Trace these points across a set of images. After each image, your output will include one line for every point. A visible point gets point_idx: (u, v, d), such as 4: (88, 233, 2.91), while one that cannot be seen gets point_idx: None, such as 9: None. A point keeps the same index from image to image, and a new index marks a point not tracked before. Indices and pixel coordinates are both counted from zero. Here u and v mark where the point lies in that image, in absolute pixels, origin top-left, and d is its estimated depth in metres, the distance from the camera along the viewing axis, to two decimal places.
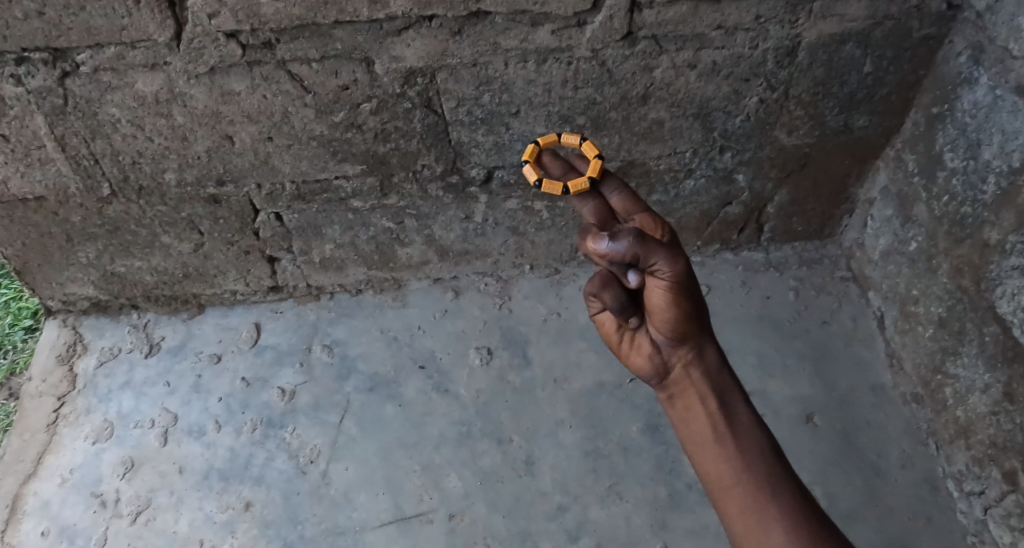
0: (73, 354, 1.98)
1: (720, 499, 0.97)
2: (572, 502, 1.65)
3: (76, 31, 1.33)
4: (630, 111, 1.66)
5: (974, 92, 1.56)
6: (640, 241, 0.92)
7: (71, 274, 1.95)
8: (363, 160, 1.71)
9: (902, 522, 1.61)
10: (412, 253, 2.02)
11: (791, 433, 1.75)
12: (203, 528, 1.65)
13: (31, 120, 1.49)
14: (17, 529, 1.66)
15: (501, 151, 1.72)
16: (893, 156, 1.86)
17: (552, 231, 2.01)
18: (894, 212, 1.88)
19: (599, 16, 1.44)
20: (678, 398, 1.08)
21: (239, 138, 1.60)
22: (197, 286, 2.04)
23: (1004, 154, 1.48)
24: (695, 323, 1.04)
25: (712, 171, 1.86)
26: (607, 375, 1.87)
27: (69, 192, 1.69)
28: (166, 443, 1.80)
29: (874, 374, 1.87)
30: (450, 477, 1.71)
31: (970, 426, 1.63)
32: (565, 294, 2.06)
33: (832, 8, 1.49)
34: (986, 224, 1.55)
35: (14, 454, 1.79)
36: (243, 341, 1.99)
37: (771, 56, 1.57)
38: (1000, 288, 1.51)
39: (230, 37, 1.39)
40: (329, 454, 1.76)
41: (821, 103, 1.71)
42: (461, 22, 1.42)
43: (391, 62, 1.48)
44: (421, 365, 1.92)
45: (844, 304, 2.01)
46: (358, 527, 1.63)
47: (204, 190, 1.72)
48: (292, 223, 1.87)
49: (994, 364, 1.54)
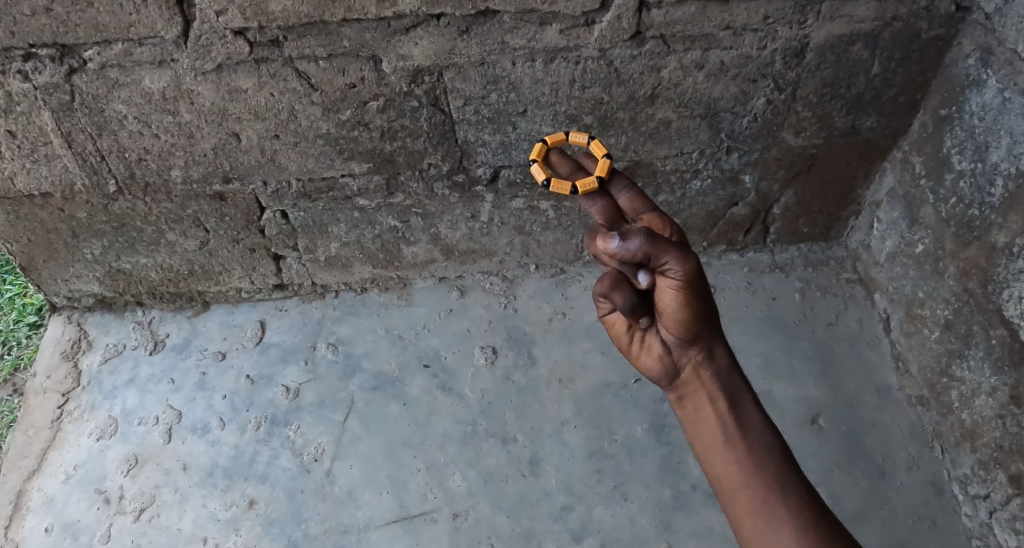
0: (78, 350, 1.98)
1: (729, 500, 0.97)
2: (576, 502, 1.65)
3: (84, 27, 1.33)
4: (638, 111, 1.66)
5: (982, 94, 1.55)
6: (651, 240, 0.93)
7: (76, 270, 1.95)
8: (369, 158, 1.71)
9: (908, 524, 1.60)
10: (418, 252, 2.02)
11: (797, 434, 1.75)
12: (207, 525, 1.65)
13: (37, 116, 1.49)
14: (22, 526, 1.67)
15: (507, 150, 1.72)
16: (900, 157, 1.85)
17: (559, 230, 2.01)
18: (901, 214, 1.88)
19: (607, 16, 1.43)
20: (688, 399, 1.07)
21: (246, 135, 1.60)
22: (202, 283, 2.03)
23: (1012, 156, 1.48)
24: (706, 322, 1.03)
25: (718, 171, 1.86)
26: (612, 375, 1.87)
27: (75, 188, 1.69)
28: (170, 440, 1.80)
29: (879, 376, 1.86)
30: (454, 476, 1.70)
31: (976, 429, 1.63)
32: (571, 294, 2.06)
33: (840, 9, 1.48)
34: (994, 227, 1.54)
35: (18, 450, 1.80)
36: (248, 338, 1.99)
37: (779, 56, 1.56)
38: (1007, 290, 1.50)
39: (237, 35, 1.38)
40: (333, 452, 1.76)
41: (829, 104, 1.70)
42: (469, 21, 1.42)
43: (399, 60, 1.47)
44: (426, 364, 1.91)
45: (849, 305, 2.01)
46: (362, 525, 1.63)
47: (211, 188, 1.72)
48: (298, 222, 1.87)
49: (1001, 367, 1.53)
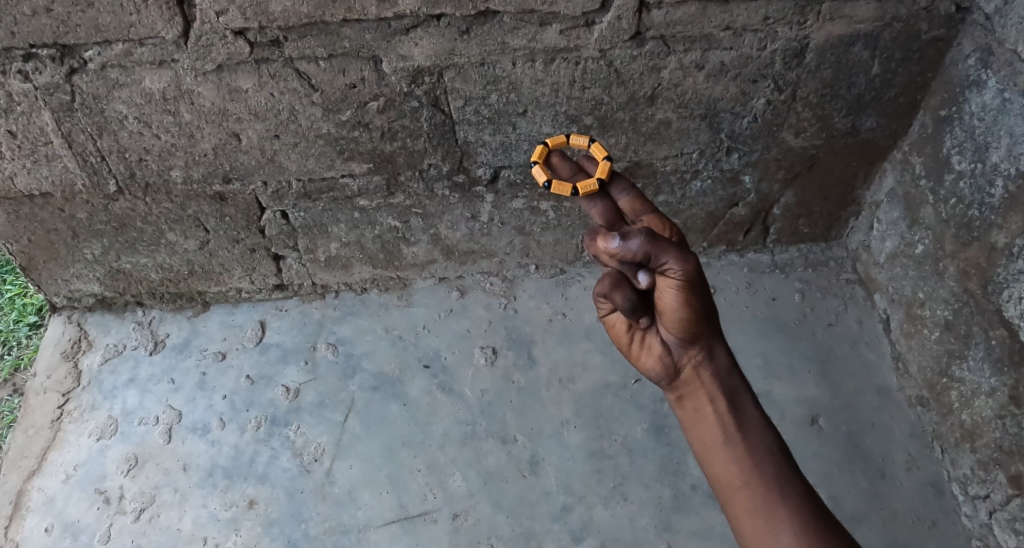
0: (78, 350, 1.98)
1: (729, 500, 0.97)
2: (577, 502, 1.65)
3: (84, 28, 1.33)
4: (638, 111, 1.66)
5: (982, 94, 1.55)
6: (651, 240, 0.93)
7: (76, 270, 1.95)
8: (369, 159, 1.71)
9: (907, 525, 1.60)
10: (418, 252, 2.02)
11: (797, 434, 1.75)
12: (207, 525, 1.65)
13: (38, 116, 1.49)
14: (22, 525, 1.67)
15: (507, 150, 1.72)
16: (900, 158, 1.86)
17: (559, 231, 2.01)
18: (901, 214, 1.88)
19: (607, 16, 1.43)
20: (688, 399, 1.07)
21: (246, 136, 1.60)
22: (202, 284, 2.04)
23: (1012, 157, 1.48)
24: (706, 323, 1.04)
25: (718, 172, 1.86)
26: (612, 376, 1.87)
27: (75, 189, 1.69)
28: (170, 440, 1.80)
29: (879, 376, 1.86)
30: (454, 476, 1.70)
31: (976, 430, 1.63)
32: (571, 294, 2.06)
33: (840, 9, 1.49)
34: (994, 228, 1.54)
35: (18, 450, 1.80)
36: (248, 338, 1.99)
37: (779, 57, 1.57)
38: (1007, 291, 1.50)
39: (237, 35, 1.38)
40: (333, 452, 1.76)
41: (828, 105, 1.70)
42: (469, 22, 1.42)
43: (399, 61, 1.47)
44: (426, 364, 1.91)
45: (849, 306, 2.01)
46: (362, 525, 1.63)
47: (211, 188, 1.72)
48: (298, 222, 1.87)
49: (1000, 368, 1.53)
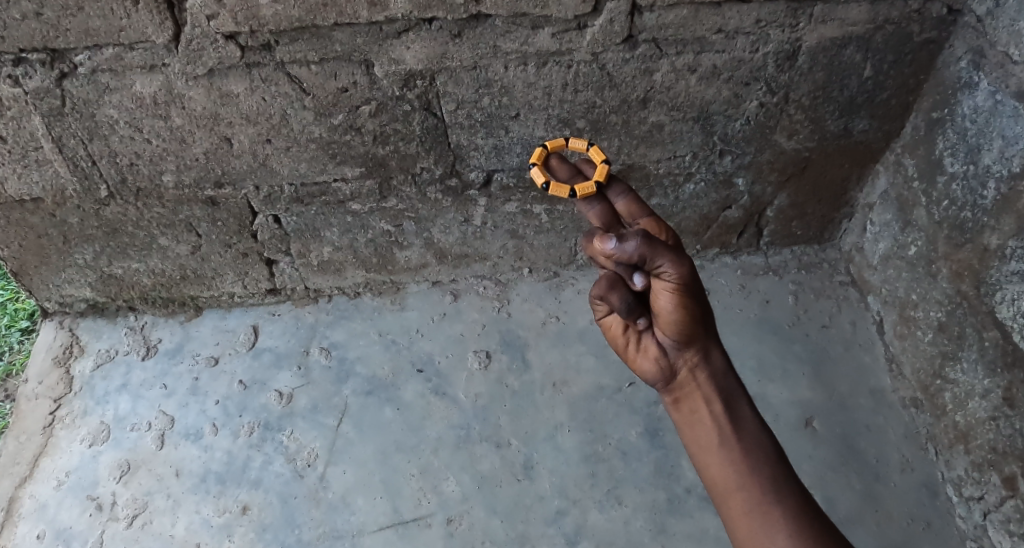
0: (70, 356, 1.97)
1: (724, 503, 0.96)
2: (571, 506, 1.65)
3: (74, 32, 1.32)
4: (630, 114, 1.66)
5: (974, 96, 1.56)
6: (646, 242, 0.93)
7: (68, 276, 1.94)
8: (362, 162, 1.70)
9: (902, 526, 1.60)
10: (411, 256, 2.02)
11: (790, 437, 1.75)
12: (200, 531, 1.64)
13: (28, 121, 1.48)
14: (13, 533, 1.65)
15: (500, 153, 1.72)
16: (893, 161, 1.86)
17: (552, 234, 2.00)
18: (894, 216, 1.88)
19: (600, 20, 1.43)
20: (683, 402, 1.07)
21: (238, 140, 1.60)
22: (195, 288, 2.03)
23: (1004, 159, 1.49)
24: (701, 324, 1.04)
25: (711, 174, 1.86)
26: (606, 379, 1.87)
27: (67, 193, 1.68)
28: (162, 446, 1.79)
29: (873, 378, 1.86)
30: (448, 480, 1.70)
31: (970, 431, 1.63)
32: (564, 297, 2.06)
33: (832, 12, 1.49)
34: (986, 229, 1.54)
35: (9, 456, 1.78)
36: (241, 343, 1.98)
37: (771, 59, 1.57)
38: (999, 292, 1.51)
39: (228, 39, 1.38)
40: (327, 457, 1.75)
41: (821, 108, 1.70)
42: (461, 25, 1.42)
43: (390, 64, 1.47)
44: (420, 368, 1.91)
45: (843, 307, 2.01)
46: (357, 530, 1.63)
47: (202, 192, 1.72)
48: (291, 226, 1.87)
49: (994, 370, 1.54)
